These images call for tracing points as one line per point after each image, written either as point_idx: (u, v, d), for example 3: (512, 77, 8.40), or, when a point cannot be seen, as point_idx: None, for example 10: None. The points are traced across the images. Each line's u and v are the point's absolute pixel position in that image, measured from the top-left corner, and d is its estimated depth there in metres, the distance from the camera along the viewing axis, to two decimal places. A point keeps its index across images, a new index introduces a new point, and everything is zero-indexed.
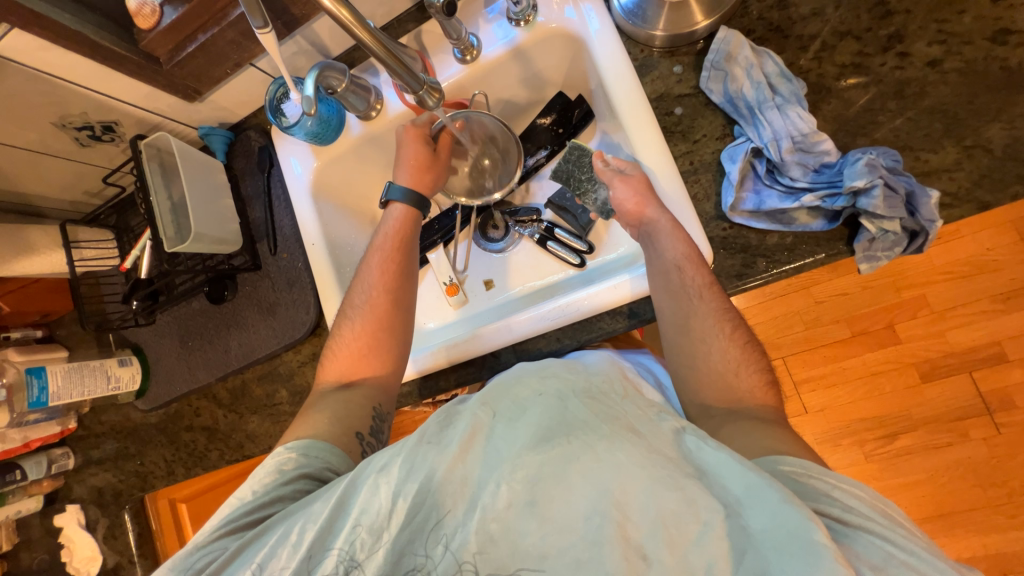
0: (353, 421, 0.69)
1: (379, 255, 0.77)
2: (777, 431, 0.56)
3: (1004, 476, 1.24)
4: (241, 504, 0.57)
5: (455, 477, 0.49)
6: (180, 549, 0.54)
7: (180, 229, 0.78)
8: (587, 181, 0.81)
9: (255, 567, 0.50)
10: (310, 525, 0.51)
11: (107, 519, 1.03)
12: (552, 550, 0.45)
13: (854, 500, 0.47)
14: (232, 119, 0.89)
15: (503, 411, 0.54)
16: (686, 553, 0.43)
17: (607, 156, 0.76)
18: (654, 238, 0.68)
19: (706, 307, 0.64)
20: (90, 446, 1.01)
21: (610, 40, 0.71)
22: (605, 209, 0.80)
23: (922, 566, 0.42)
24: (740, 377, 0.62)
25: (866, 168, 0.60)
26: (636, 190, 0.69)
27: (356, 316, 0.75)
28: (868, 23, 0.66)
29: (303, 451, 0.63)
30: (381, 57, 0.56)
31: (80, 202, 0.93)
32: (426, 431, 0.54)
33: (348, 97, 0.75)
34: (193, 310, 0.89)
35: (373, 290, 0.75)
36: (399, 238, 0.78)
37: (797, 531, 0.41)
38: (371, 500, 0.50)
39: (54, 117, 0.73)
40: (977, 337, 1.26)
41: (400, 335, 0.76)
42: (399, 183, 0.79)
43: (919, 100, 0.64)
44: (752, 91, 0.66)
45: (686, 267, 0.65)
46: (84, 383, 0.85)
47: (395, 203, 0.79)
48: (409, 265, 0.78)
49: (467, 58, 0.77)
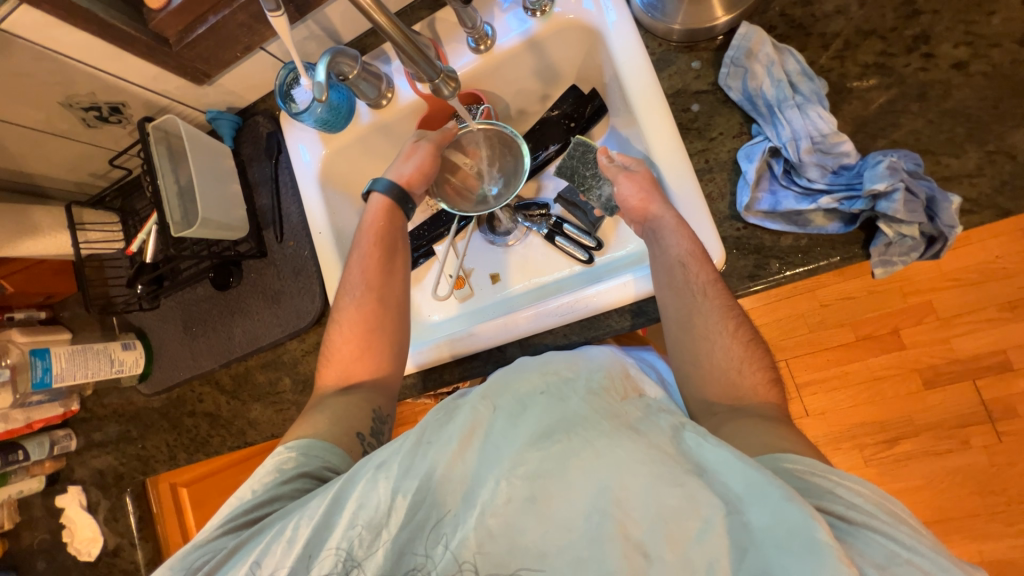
0: (353, 422, 0.68)
1: (357, 253, 0.77)
2: (782, 431, 0.56)
3: (1003, 484, 1.24)
4: (240, 503, 0.58)
5: (455, 474, 0.49)
6: (181, 548, 0.55)
7: (187, 214, 0.77)
8: (592, 176, 0.80)
9: (250, 563, 0.50)
10: (306, 521, 0.51)
11: (108, 501, 1.03)
12: (552, 548, 0.45)
13: (858, 497, 0.47)
14: (240, 104, 0.88)
15: (504, 406, 0.54)
16: (687, 552, 0.43)
17: (611, 151, 0.75)
18: (659, 234, 0.67)
19: (711, 306, 0.64)
20: (92, 429, 1.01)
21: (627, 32, 0.70)
22: (608, 206, 0.79)
23: (926, 564, 0.41)
24: (743, 375, 0.62)
25: (887, 170, 0.59)
26: (641, 186, 0.68)
27: (342, 316, 0.75)
28: (893, 22, 0.64)
29: (303, 450, 0.63)
30: (398, 42, 0.55)
31: (85, 184, 0.92)
32: (424, 429, 0.54)
33: (359, 84, 0.74)
34: (197, 296, 0.89)
35: (358, 289, 0.75)
36: (376, 228, 0.78)
37: (800, 530, 0.41)
38: (370, 492, 0.50)
39: (60, 96, 0.72)
40: (983, 344, 1.26)
41: (389, 334, 0.75)
42: (386, 177, 0.79)
43: (941, 102, 0.63)
44: (772, 89, 0.65)
45: (690, 263, 0.64)
46: (87, 365, 0.85)
47: (378, 194, 0.79)
48: (393, 260, 0.77)
49: (481, 48, 0.75)
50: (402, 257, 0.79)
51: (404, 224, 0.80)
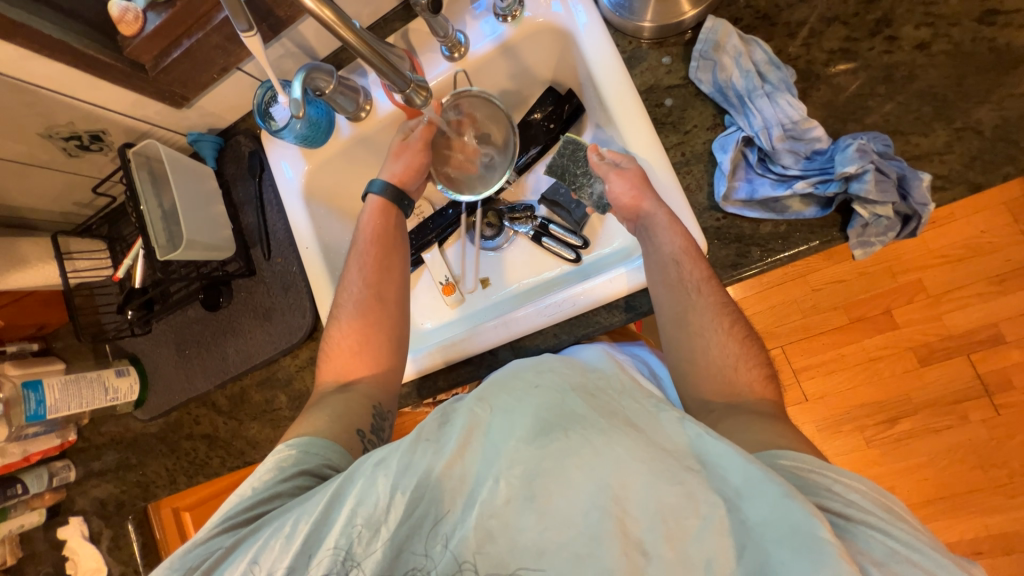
0: (354, 418, 0.68)
1: (358, 255, 0.77)
2: (776, 425, 0.56)
3: (1004, 457, 1.25)
4: (240, 500, 0.57)
5: (454, 474, 0.49)
6: (180, 547, 0.54)
7: (172, 237, 0.78)
8: (582, 175, 0.81)
9: (246, 561, 0.50)
10: (305, 517, 0.51)
11: (111, 530, 1.03)
12: (551, 546, 0.45)
13: (855, 494, 0.47)
14: (220, 124, 0.89)
15: (500, 404, 0.54)
16: (686, 549, 0.44)
17: (602, 150, 0.74)
18: (651, 232, 0.67)
19: (706, 303, 0.64)
20: (91, 458, 1.01)
21: (598, 32, 0.71)
22: (600, 203, 0.80)
23: (926, 562, 0.42)
24: (739, 370, 0.62)
25: (857, 153, 0.60)
26: (634, 185, 0.67)
27: (342, 314, 0.75)
28: (855, 8, 0.65)
29: (304, 448, 0.63)
30: (367, 58, 0.55)
31: (72, 214, 0.93)
32: (424, 428, 0.54)
33: (336, 98, 0.74)
34: (189, 318, 0.89)
35: (359, 288, 0.76)
36: (377, 231, 0.78)
37: (802, 527, 0.41)
38: (368, 491, 0.50)
39: (40, 127, 0.73)
40: (973, 318, 1.27)
41: (387, 329, 0.75)
42: (381, 178, 0.79)
43: (908, 83, 0.64)
44: (741, 80, 0.66)
45: (684, 260, 0.64)
46: (82, 394, 0.84)
47: (374, 195, 0.80)
48: (393, 259, 0.77)
49: (455, 56, 0.76)
50: (400, 255, 0.79)
51: (402, 222, 0.81)
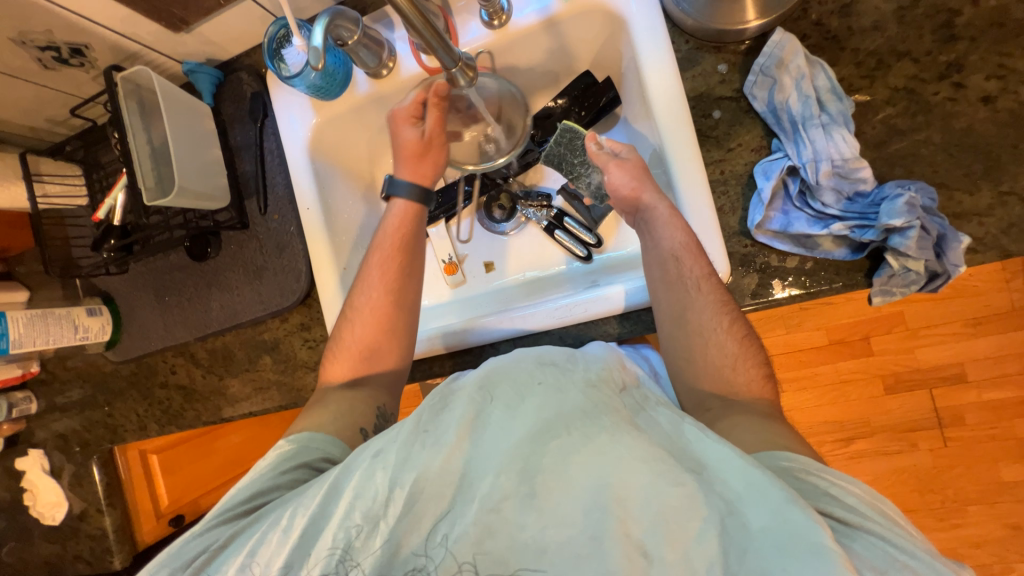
0: (359, 416, 0.66)
1: (379, 254, 0.73)
2: (775, 427, 0.56)
3: (941, 484, 1.29)
4: (237, 492, 0.55)
5: (452, 466, 0.49)
6: (175, 540, 0.53)
7: (162, 179, 0.71)
8: (580, 164, 0.76)
9: (244, 555, 0.49)
10: (301, 511, 0.50)
11: (71, 466, 0.98)
12: (552, 543, 0.45)
13: (853, 498, 0.47)
14: (221, 56, 0.80)
15: (501, 396, 0.53)
16: (687, 552, 0.43)
17: (601, 137, 0.72)
18: (651, 225, 0.65)
19: (705, 301, 0.62)
20: (54, 392, 0.96)
21: (654, 20, 0.65)
22: (598, 194, 0.78)
23: (921, 567, 0.42)
24: (737, 371, 0.61)
25: (906, 207, 0.59)
26: (632, 175, 0.67)
27: (356, 314, 0.71)
28: (930, 45, 0.62)
29: (302, 443, 0.61)
30: (411, 22, 0.47)
31: (41, 130, 0.83)
32: (420, 418, 0.52)
33: (359, 51, 0.68)
34: (170, 264, 0.84)
35: (373, 290, 0.72)
36: (402, 233, 0.74)
37: (804, 534, 0.41)
38: (367, 483, 0.49)
39: (12, 31, 0.64)
40: (943, 356, 1.26)
41: (401, 338, 0.72)
42: (399, 177, 0.74)
43: (964, 136, 0.62)
44: (798, 105, 0.63)
45: (684, 257, 0.63)
46: (48, 330, 0.79)
47: (396, 198, 0.75)
48: (411, 260, 0.74)
49: (495, 23, 0.70)
50: (416, 258, 0.74)
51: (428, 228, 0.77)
